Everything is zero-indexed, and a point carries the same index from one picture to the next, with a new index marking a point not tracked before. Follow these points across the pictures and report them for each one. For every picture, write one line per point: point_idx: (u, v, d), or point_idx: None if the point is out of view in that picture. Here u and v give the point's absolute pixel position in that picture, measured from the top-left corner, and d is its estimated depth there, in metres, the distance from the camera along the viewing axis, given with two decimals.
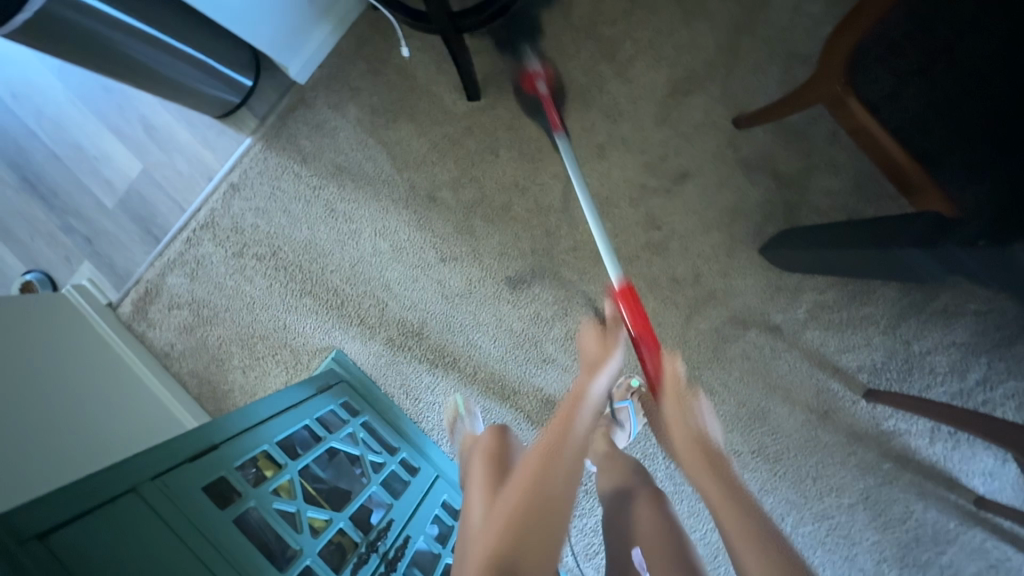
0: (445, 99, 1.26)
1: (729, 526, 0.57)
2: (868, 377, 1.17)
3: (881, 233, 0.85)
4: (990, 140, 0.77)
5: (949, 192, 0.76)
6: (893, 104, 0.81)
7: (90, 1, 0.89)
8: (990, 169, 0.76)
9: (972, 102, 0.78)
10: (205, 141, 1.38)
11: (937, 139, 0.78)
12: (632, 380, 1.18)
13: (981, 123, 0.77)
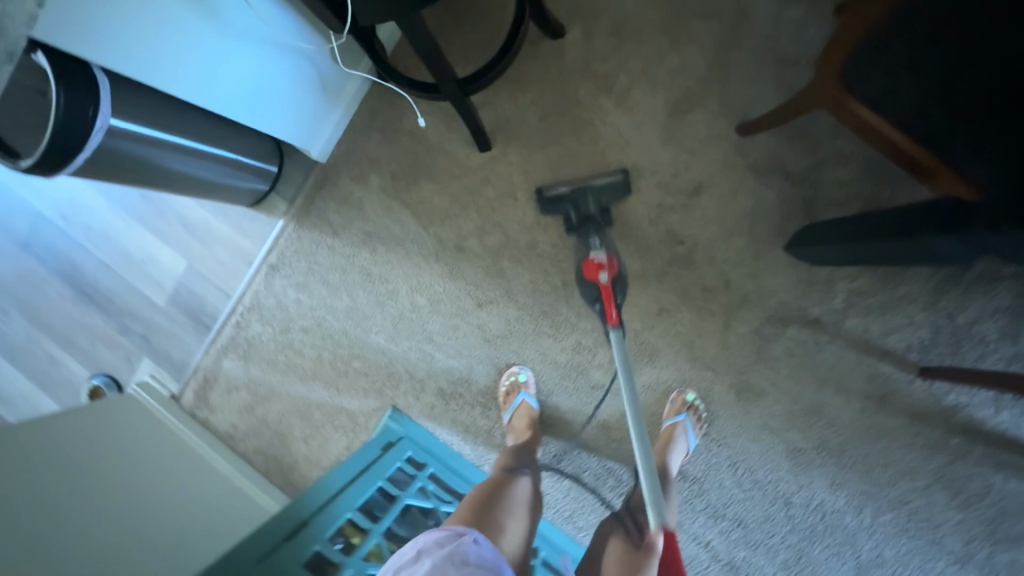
0: (459, 155, 1.33)
1: None
2: (919, 356, 1.17)
3: (913, 222, 0.87)
4: (992, 116, 0.79)
5: (967, 175, 0.79)
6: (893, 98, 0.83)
7: (137, 128, 0.98)
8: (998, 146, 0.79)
9: (968, 84, 0.81)
10: (241, 229, 1.46)
11: (943, 126, 0.80)
12: (688, 395, 1.22)
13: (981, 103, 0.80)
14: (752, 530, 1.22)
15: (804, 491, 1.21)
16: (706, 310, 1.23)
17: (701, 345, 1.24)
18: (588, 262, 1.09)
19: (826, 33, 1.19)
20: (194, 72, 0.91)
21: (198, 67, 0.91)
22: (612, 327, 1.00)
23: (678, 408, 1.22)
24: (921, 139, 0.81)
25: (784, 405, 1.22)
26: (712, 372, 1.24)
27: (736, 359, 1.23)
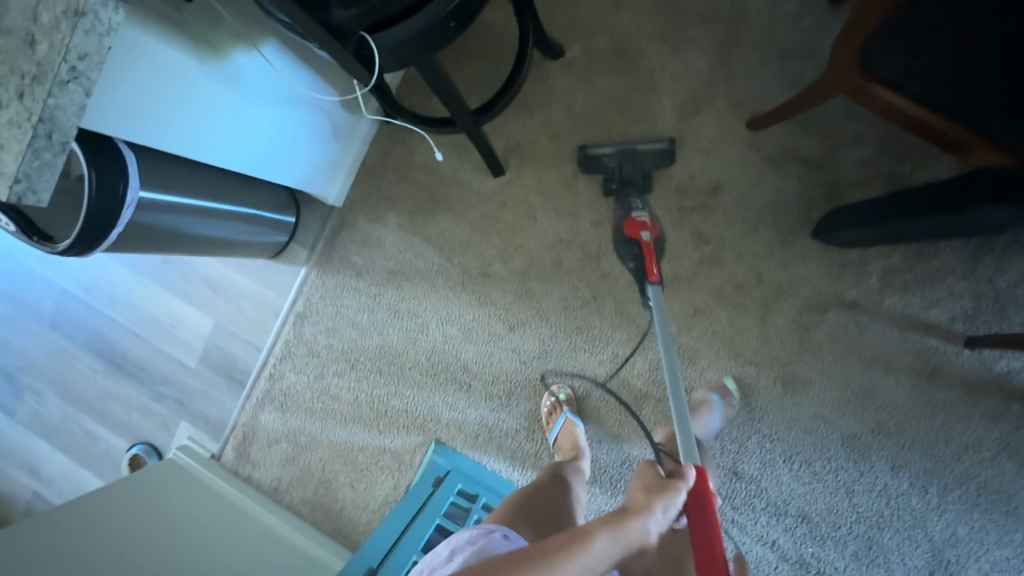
0: (474, 183, 1.34)
1: None
2: (964, 326, 1.15)
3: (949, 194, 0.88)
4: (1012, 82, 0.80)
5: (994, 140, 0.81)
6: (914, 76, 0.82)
7: (164, 197, 1.00)
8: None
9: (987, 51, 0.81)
10: (264, 282, 1.47)
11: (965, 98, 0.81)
12: (727, 380, 1.21)
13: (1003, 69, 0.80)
14: (819, 523, 1.20)
15: (866, 477, 1.19)
16: (741, 306, 1.23)
17: (741, 341, 1.23)
18: (631, 220, 1.15)
19: (821, 22, 1.22)
20: (222, 132, 0.92)
21: (221, 130, 0.92)
22: (652, 281, 1.08)
23: (716, 389, 1.21)
24: (943, 108, 0.82)
25: (833, 392, 1.20)
26: (757, 368, 1.22)
27: (778, 352, 1.22)
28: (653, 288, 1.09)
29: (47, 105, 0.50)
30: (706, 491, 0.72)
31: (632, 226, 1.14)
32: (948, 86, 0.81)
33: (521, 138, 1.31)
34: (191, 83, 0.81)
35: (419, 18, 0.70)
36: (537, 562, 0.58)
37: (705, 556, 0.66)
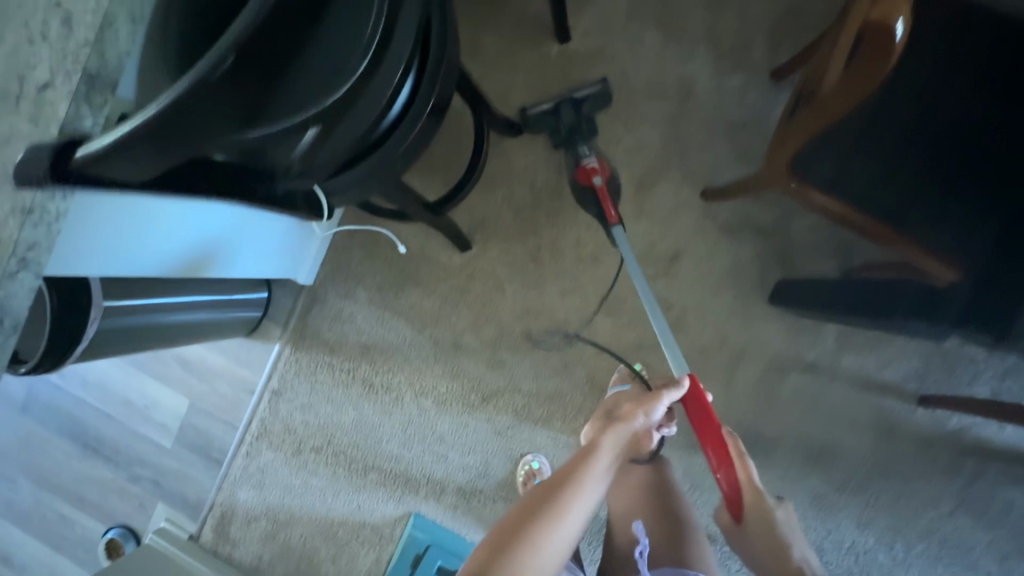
0: (441, 257, 1.37)
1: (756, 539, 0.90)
2: (917, 385, 1.20)
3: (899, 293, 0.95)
4: (934, 181, 0.87)
5: (931, 248, 0.86)
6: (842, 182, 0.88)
7: (133, 303, 1.00)
8: (950, 206, 0.86)
9: (913, 154, 0.87)
10: (238, 359, 1.47)
11: (891, 199, 0.87)
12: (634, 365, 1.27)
13: (927, 169, 0.87)
14: None
15: (834, 535, 1.22)
16: (706, 371, 1.26)
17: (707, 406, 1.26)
18: (581, 168, 1.17)
19: (766, 96, 1.25)
20: (166, 250, 0.89)
21: (165, 249, 0.89)
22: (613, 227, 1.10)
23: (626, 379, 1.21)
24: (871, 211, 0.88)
25: (798, 452, 1.24)
26: (723, 430, 1.26)
27: (743, 415, 1.25)
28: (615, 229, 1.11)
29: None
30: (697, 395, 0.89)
31: (584, 173, 1.16)
32: (875, 191, 0.87)
33: (484, 213, 1.34)
34: (151, 211, 0.82)
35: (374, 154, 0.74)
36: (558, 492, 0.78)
37: (709, 438, 0.89)
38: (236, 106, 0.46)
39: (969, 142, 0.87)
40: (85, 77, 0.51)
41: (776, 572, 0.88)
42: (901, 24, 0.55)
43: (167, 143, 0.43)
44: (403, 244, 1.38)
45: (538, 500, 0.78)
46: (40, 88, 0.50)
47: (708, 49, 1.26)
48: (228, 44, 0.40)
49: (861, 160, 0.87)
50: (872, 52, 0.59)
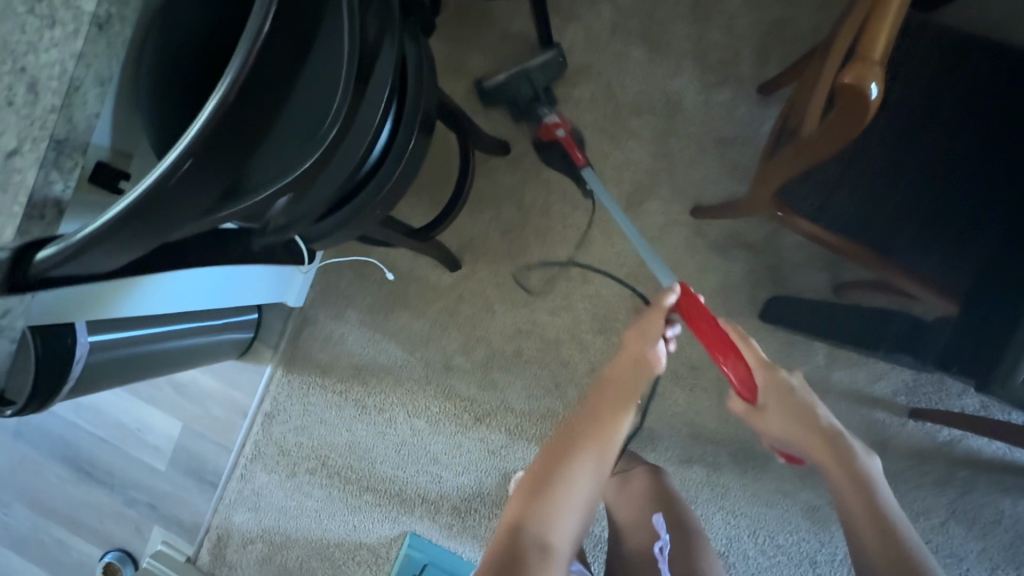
0: (431, 277, 1.36)
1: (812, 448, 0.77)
2: (907, 398, 1.21)
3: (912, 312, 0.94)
4: (917, 211, 0.87)
5: (914, 276, 0.87)
6: (828, 212, 0.88)
7: (120, 334, 0.99)
8: (933, 236, 0.87)
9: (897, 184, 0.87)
10: (230, 382, 1.46)
11: (877, 229, 0.87)
12: None
13: (911, 199, 0.87)
14: None
15: (827, 548, 1.23)
16: (698, 388, 1.27)
17: (699, 422, 1.27)
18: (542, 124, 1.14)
19: (754, 111, 1.25)
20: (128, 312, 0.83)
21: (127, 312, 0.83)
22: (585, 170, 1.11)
23: None
24: (861, 240, 0.87)
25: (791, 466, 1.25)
26: (715, 446, 1.26)
27: (736, 430, 1.26)
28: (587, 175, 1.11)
29: None
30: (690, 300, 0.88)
31: (546, 130, 1.14)
32: (864, 220, 0.87)
33: (474, 232, 1.34)
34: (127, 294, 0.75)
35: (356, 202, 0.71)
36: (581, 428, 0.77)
37: (711, 336, 0.85)
38: (214, 184, 0.43)
39: (952, 170, 0.87)
40: (52, 144, 0.51)
41: (809, 434, 0.78)
42: (875, 85, 0.55)
43: (151, 231, 0.42)
44: (392, 271, 1.37)
45: (557, 442, 0.76)
46: (7, 156, 0.48)
47: (695, 64, 1.26)
48: (186, 147, 0.39)
49: (844, 193, 0.87)
50: (849, 108, 0.58)
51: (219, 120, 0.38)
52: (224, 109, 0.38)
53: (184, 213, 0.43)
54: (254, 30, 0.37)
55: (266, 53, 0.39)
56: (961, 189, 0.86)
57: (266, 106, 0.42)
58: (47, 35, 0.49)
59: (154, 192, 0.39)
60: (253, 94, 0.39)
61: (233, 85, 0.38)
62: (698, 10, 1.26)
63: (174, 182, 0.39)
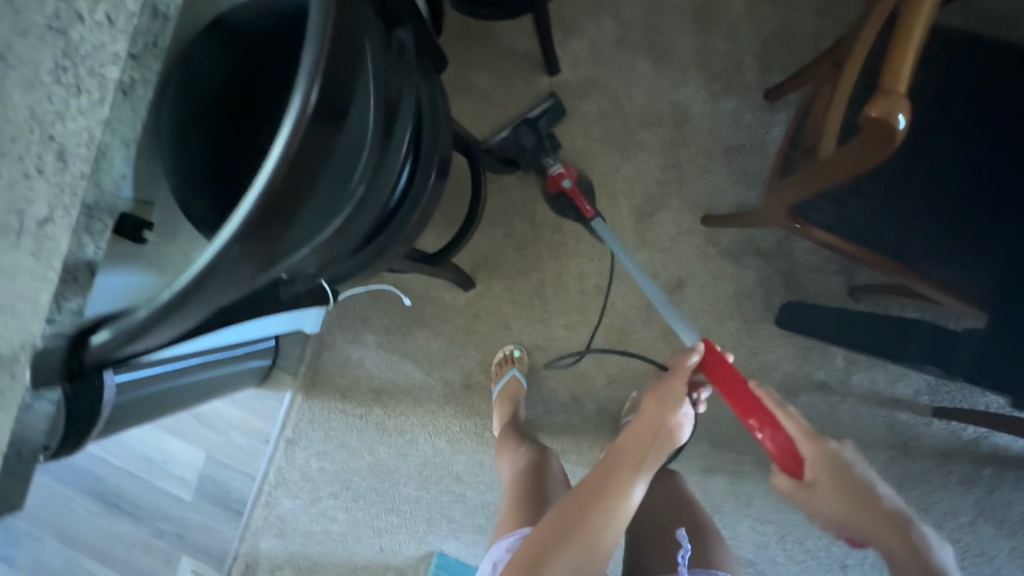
0: (445, 296, 1.37)
1: (871, 523, 0.76)
2: (930, 398, 1.20)
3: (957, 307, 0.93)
4: (936, 217, 0.86)
5: (935, 282, 0.86)
6: (845, 222, 0.87)
7: (143, 374, 0.98)
8: (950, 241, 0.86)
9: (911, 191, 0.86)
10: (250, 409, 1.46)
11: (894, 238, 0.86)
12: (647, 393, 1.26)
13: (926, 205, 0.86)
14: None
15: (856, 551, 1.22)
16: (718, 396, 1.26)
17: (721, 430, 1.26)
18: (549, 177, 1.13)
19: (761, 117, 1.25)
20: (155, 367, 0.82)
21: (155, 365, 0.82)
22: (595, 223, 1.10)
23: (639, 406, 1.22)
24: (878, 248, 0.86)
25: None
26: (738, 453, 1.25)
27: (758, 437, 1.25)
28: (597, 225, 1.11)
29: (15, 430, 0.53)
30: (720, 361, 0.90)
31: (553, 182, 1.13)
32: (884, 231, 0.86)
33: (485, 250, 1.34)
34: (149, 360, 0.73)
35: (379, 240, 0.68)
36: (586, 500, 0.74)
37: (739, 399, 0.88)
38: (271, 247, 0.40)
39: (965, 175, 0.87)
40: (83, 210, 0.52)
41: (861, 508, 0.78)
42: (903, 116, 0.55)
43: (198, 308, 0.38)
44: (408, 297, 1.38)
45: (555, 523, 0.72)
46: (41, 224, 0.51)
47: (700, 73, 1.26)
48: (250, 206, 0.35)
49: (858, 202, 0.87)
50: (874, 141, 0.59)
51: (277, 186, 0.35)
52: (283, 176, 0.35)
53: (233, 285, 0.39)
54: (303, 88, 0.34)
55: (318, 109, 0.36)
56: (977, 195, 0.87)
57: (317, 165, 0.39)
58: (73, 104, 0.50)
59: (209, 272, 0.35)
60: (308, 154, 0.36)
61: (288, 147, 0.35)
62: (701, 18, 1.26)
63: (230, 258, 0.36)
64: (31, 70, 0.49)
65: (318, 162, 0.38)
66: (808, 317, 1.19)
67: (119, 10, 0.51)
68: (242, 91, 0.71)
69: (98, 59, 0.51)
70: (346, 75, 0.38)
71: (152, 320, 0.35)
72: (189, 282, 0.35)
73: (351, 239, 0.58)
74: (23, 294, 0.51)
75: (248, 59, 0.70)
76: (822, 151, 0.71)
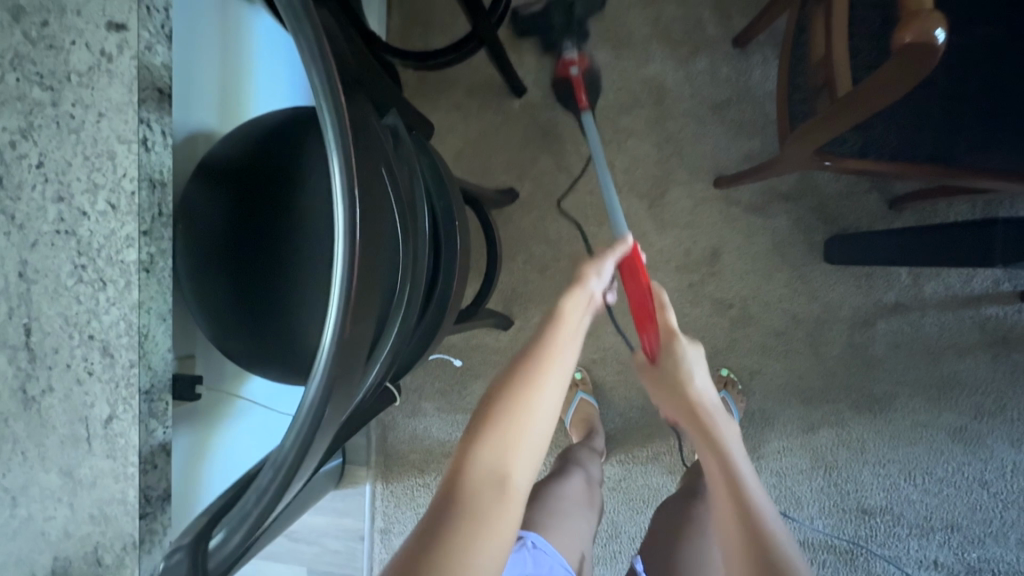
0: (488, 340, 1.34)
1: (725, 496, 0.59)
2: (1011, 283, 1.14)
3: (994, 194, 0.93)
4: (971, 106, 0.82)
5: (997, 169, 0.82)
6: (877, 143, 0.83)
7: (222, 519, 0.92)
8: (998, 124, 0.81)
9: (937, 90, 0.82)
10: (335, 511, 1.41)
11: (936, 141, 0.82)
12: (721, 370, 1.21)
13: (957, 101, 0.82)
14: (970, 526, 1.16)
15: (992, 463, 1.15)
16: (793, 351, 1.20)
17: (810, 384, 1.20)
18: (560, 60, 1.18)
19: (738, 66, 1.22)
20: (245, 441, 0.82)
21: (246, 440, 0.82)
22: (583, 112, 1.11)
23: (719, 385, 1.19)
24: (922, 155, 0.83)
25: (919, 395, 1.17)
26: (833, 402, 1.19)
27: (849, 379, 1.19)
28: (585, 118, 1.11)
29: None
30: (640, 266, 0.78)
31: (563, 66, 1.17)
32: (920, 138, 0.82)
33: (512, 284, 1.31)
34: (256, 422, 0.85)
35: (432, 313, 0.68)
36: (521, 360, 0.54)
37: (642, 308, 0.79)
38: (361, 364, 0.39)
39: (982, 58, 0.83)
40: (142, 397, 0.51)
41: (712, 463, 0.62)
42: (939, 31, 0.54)
43: (311, 463, 0.38)
44: (455, 356, 1.35)
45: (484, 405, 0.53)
46: (106, 423, 0.50)
47: (662, 44, 1.23)
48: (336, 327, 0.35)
49: (886, 115, 0.82)
50: (911, 65, 0.59)
51: (349, 326, 0.36)
52: (352, 313, 0.36)
53: (333, 430, 0.39)
54: (347, 216, 0.35)
55: (361, 228, 0.37)
56: (1003, 72, 0.82)
57: (378, 261, 0.39)
58: (102, 296, 0.50)
59: (314, 428, 0.35)
60: (369, 259, 0.38)
61: (351, 276, 0.35)
62: None
63: (327, 407, 0.36)
64: (53, 275, 0.49)
65: (374, 281, 0.38)
66: (860, 249, 1.11)
67: (118, 194, 0.49)
68: (236, 208, 0.64)
69: (113, 247, 0.50)
70: (371, 195, 0.39)
71: (271, 499, 0.35)
72: (298, 445, 0.35)
73: (408, 329, 0.58)
74: (110, 497, 0.50)
75: (234, 170, 0.65)
76: (838, 91, 0.71)
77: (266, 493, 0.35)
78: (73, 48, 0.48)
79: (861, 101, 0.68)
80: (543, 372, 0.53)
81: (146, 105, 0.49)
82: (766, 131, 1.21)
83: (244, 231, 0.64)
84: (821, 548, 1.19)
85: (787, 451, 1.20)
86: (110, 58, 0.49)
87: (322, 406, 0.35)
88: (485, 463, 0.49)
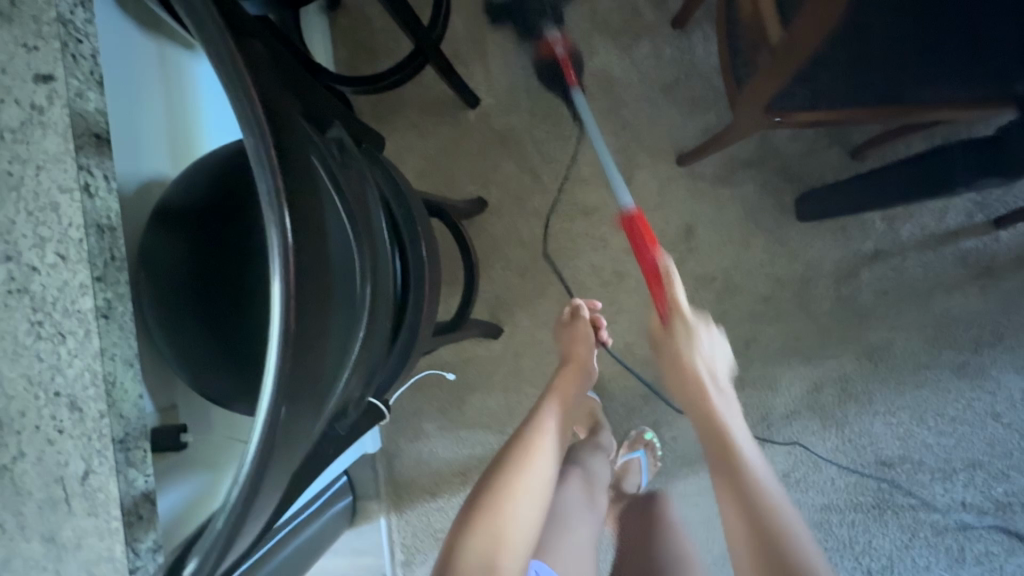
0: (480, 351, 1.32)
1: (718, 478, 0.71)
2: (984, 215, 1.16)
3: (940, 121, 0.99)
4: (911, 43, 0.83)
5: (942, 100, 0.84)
6: (823, 93, 0.85)
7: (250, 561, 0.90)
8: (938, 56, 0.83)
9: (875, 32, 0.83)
10: (353, 551, 1.36)
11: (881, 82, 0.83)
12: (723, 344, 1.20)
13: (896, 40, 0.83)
14: (991, 461, 1.15)
15: (1000, 395, 1.15)
16: (784, 313, 1.20)
17: (806, 343, 1.20)
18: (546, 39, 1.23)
19: (680, 46, 1.24)
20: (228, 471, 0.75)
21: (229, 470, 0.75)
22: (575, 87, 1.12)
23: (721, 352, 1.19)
24: (870, 98, 0.84)
25: (916, 337, 1.17)
26: (835, 358, 1.19)
27: (843, 333, 1.19)
28: (576, 94, 1.10)
29: None
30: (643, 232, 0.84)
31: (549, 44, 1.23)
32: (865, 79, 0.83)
33: (494, 292, 1.30)
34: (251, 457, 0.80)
35: (410, 321, 0.66)
36: (518, 452, 0.82)
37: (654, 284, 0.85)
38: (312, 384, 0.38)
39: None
40: (117, 446, 0.49)
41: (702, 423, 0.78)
42: None
43: (281, 472, 0.37)
44: (450, 371, 1.33)
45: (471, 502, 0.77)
46: (82, 480, 0.48)
47: (604, 35, 1.26)
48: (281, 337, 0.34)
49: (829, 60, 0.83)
50: (829, 6, 0.61)
51: (292, 333, 0.35)
52: (295, 307, 0.35)
53: (297, 438, 0.38)
54: (275, 225, 0.34)
55: (294, 238, 0.36)
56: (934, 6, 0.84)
57: (319, 268, 0.39)
58: (63, 349, 0.49)
59: (270, 442, 0.34)
60: (307, 269, 0.37)
61: (287, 281, 0.34)
62: None
63: (281, 419, 0.35)
64: (12, 336, 0.48)
65: (317, 286, 0.38)
66: (826, 208, 1.12)
67: (67, 244, 0.48)
68: (193, 246, 0.63)
69: (68, 297, 0.48)
70: (305, 187, 0.39)
71: (239, 519, 0.34)
72: (257, 462, 0.33)
73: (380, 340, 0.57)
74: (97, 557, 0.49)
75: (189, 210, 0.65)
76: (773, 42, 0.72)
77: (233, 511, 0.33)
78: (4, 106, 0.48)
79: (793, 49, 0.70)
80: (528, 467, 0.80)
81: (83, 151, 0.49)
82: (718, 104, 1.23)
83: (203, 268, 0.62)
84: (850, 507, 1.17)
85: (795, 415, 1.19)
86: (42, 110, 0.48)
87: (273, 423, 0.34)
88: (477, 554, 0.71)
